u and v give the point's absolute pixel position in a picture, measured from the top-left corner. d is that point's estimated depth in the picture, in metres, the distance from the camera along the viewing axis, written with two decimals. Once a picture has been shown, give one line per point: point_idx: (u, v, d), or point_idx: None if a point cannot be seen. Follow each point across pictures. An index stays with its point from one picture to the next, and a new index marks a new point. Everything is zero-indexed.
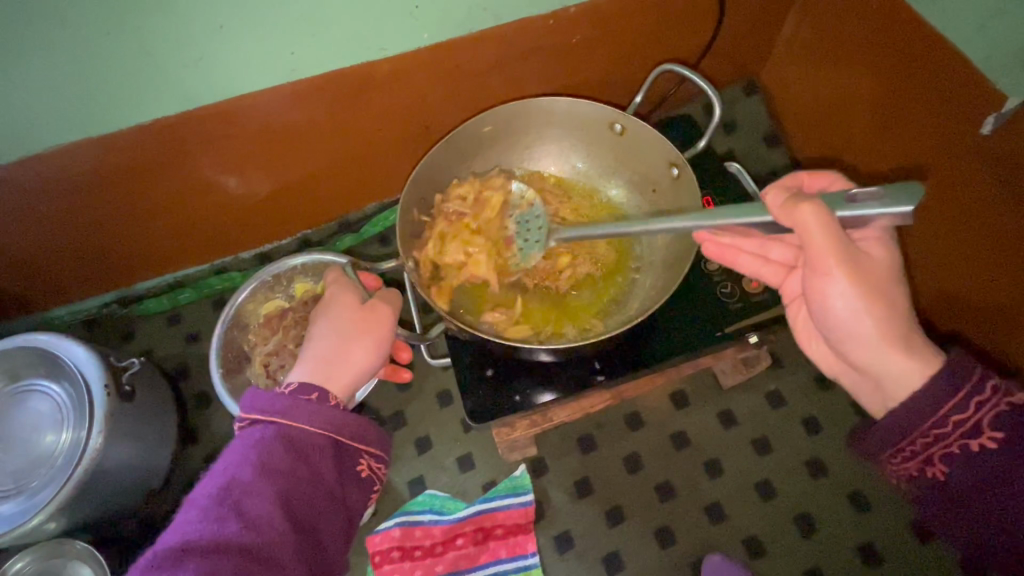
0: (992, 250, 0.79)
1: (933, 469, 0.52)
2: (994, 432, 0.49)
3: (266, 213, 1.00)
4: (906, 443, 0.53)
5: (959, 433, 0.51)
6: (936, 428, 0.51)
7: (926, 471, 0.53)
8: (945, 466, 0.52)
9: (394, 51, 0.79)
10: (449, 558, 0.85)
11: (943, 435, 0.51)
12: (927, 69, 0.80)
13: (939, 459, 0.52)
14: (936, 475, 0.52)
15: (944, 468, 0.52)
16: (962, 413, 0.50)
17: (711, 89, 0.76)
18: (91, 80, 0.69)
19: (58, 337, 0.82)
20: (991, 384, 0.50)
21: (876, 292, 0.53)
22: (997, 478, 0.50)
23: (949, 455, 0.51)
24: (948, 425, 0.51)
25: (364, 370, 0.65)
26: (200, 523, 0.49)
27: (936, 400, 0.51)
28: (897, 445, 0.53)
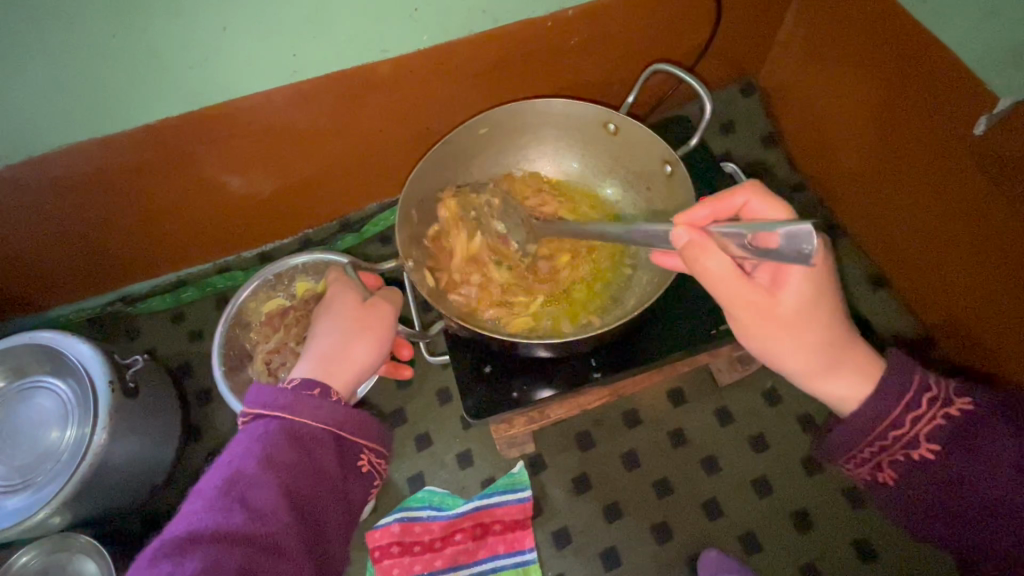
0: (984, 249, 0.81)
1: (883, 474, 0.54)
2: (933, 445, 0.52)
3: (268, 212, 1.01)
4: (860, 450, 0.54)
5: (901, 444, 0.53)
6: (882, 439, 0.53)
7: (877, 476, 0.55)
8: (895, 472, 0.54)
9: (395, 52, 0.81)
10: (449, 554, 0.86)
11: (886, 445, 0.53)
12: (921, 70, 0.81)
13: (887, 465, 0.54)
14: (886, 480, 0.54)
15: (893, 472, 0.54)
16: (903, 426, 0.52)
17: (702, 88, 0.77)
18: (97, 81, 0.70)
19: (64, 334, 0.83)
20: (927, 398, 0.52)
21: (796, 327, 0.54)
22: (943, 486, 0.52)
23: (898, 463, 0.53)
24: (889, 436, 0.53)
25: (365, 367, 0.66)
26: (206, 513, 0.50)
27: (878, 414, 0.53)
28: (848, 453, 0.55)
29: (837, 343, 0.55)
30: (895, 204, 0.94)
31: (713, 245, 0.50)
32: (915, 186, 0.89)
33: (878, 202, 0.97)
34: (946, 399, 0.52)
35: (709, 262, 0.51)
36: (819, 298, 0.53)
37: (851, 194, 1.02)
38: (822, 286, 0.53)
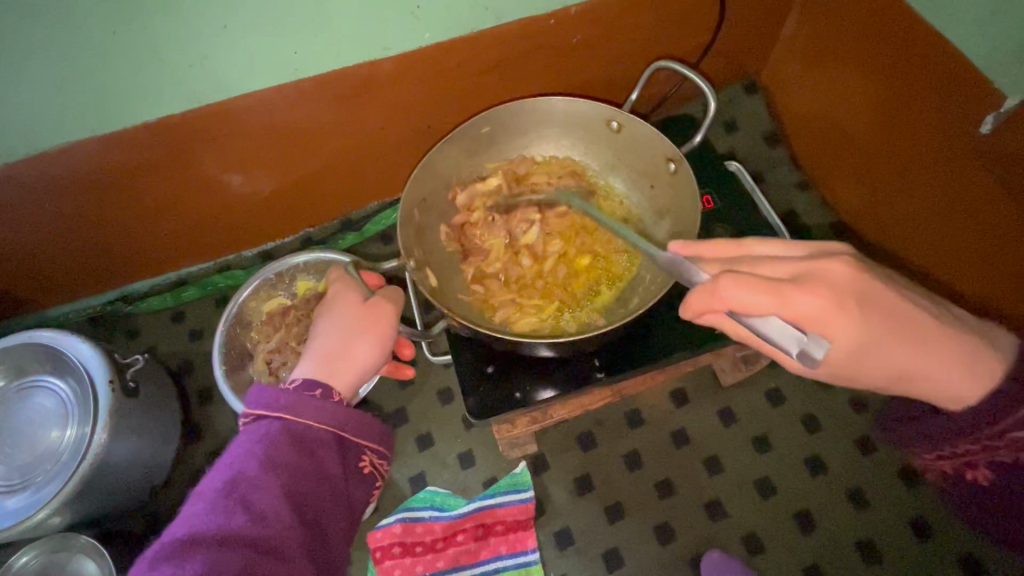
0: (988, 248, 0.81)
1: (976, 472, 0.53)
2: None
3: (268, 212, 1.01)
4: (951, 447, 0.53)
5: (1011, 446, 0.49)
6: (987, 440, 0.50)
7: (968, 473, 0.54)
8: (990, 473, 0.51)
9: (397, 51, 0.80)
10: (450, 554, 0.86)
11: (982, 447, 0.51)
12: (927, 69, 0.81)
13: (983, 465, 0.52)
14: (979, 479, 0.53)
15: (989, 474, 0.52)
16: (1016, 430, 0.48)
17: (706, 85, 0.77)
18: (98, 78, 0.69)
19: (65, 333, 0.83)
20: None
21: (864, 363, 0.49)
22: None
23: (996, 462, 0.51)
24: (998, 440, 0.49)
25: (367, 366, 0.66)
26: (207, 515, 0.49)
27: (986, 418, 0.49)
28: (944, 444, 0.54)
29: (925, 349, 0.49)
30: (899, 203, 0.93)
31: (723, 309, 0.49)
32: (920, 185, 0.88)
33: (882, 201, 0.97)
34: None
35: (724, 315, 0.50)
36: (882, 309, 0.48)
37: (854, 192, 1.02)
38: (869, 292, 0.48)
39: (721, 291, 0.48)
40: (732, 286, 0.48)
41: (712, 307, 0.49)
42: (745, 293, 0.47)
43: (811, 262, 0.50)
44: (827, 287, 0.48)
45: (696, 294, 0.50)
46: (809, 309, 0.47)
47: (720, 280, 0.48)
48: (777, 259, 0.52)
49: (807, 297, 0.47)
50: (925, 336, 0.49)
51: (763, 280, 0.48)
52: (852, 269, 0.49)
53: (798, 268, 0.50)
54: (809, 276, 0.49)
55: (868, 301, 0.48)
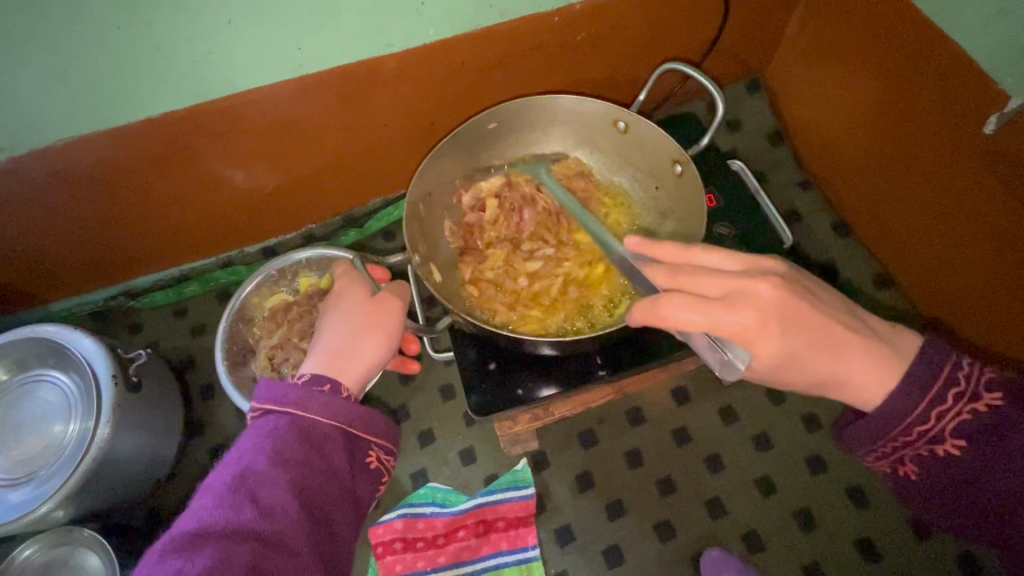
0: (990, 249, 0.81)
1: (904, 468, 0.52)
2: (959, 440, 0.49)
3: (271, 208, 1.01)
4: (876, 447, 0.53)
5: (925, 440, 0.50)
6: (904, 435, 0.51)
7: (899, 469, 0.53)
8: (916, 466, 0.51)
9: (400, 47, 0.80)
10: (452, 550, 0.86)
11: (902, 444, 0.51)
12: (932, 69, 0.80)
13: (909, 460, 0.51)
14: (908, 474, 0.52)
15: (915, 468, 0.51)
16: (926, 423, 0.49)
17: (714, 85, 0.77)
18: (101, 73, 0.69)
19: (68, 327, 0.83)
20: (956, 393, 0.49)
21: (786, 371, 0.52)
22: (966, 479, 0.49)
23: (922, 455, 0.50)
24: (916, 432, 0.50)
25: (374, 364, 0.66)
26: (216, 509, 0.50)
27: (904, 413, 0.50)
28: (869, 445, 0.53)
29: (839, 355, 0.51)
30: (903, 203, 0.93)
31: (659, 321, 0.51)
32: (923, 185, 0.88)
33: (885, 200, 0.96)
34: (973, 391, 0.48)
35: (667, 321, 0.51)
36: (793, 312, 0.50)
37: (857, 191, 1.02)
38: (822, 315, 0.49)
39: (659, 307, 0.50)
40: (667, 304, 0.50)
41: (653, 319, 0.52)
42: (679, 312, 0.50)
43: (744, 280, 0.50)
44: (753, 307, 0.49)
45: (639, 305, 0.52)
46: (740, 325, 0.50)
47: (661, 299, 0.50)
48: (722, 272, 0.52)
49: (735, 315, 0.49)
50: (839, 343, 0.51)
51: (700, 299, 0.50)
52: (779, 290, 0.50)
53: (734, 285, 0.51)
54: (737, 296, 0.50)
55: (789, 318, 0.50)
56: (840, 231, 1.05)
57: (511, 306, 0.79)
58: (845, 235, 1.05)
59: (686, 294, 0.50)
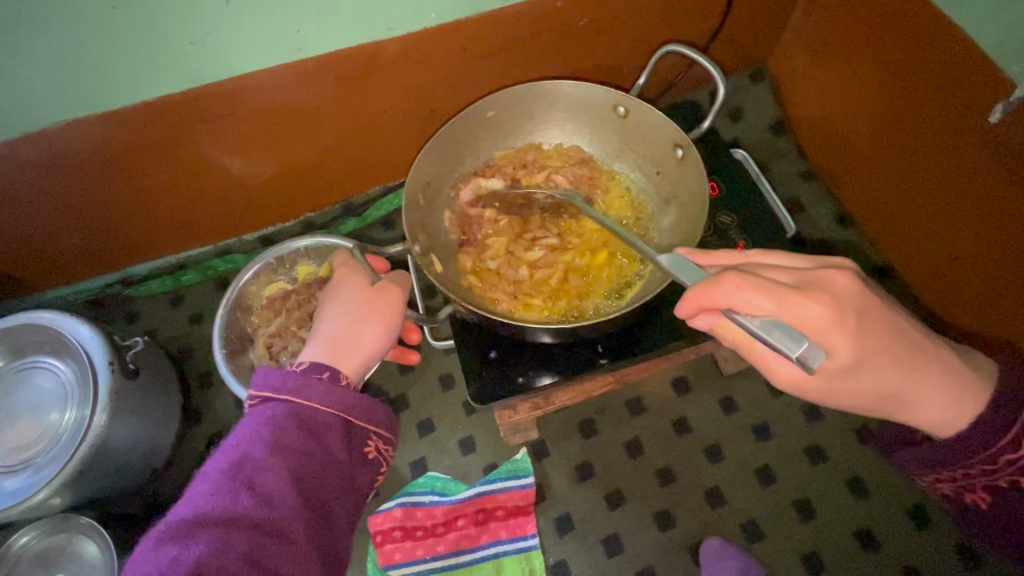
0: (998, 246, 0.80)
1: (976, 496, 0.55)
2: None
3: (269, 196, 1.00)
4: (949, 472, 0.55)
5: (1008, 471, 0.51)
6: (984, 464, 0.52)
7: (966, 496, 0.56)
8: (989, 495, 0.54)
9: (401, 31, 0.79)
10: (451, 539, 0.86)
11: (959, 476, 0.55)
12: (943, 58, 0.79)
13: (982, 489, 0.54)
14: (978, 500, 0.55)
15: (988, 495, 0.54)
16: (1013, 453, 0.50)
17: (716, 71, 0.75)
18: (96, 55, 0.68)
19: (64, 314, 0.82)
20: None
21: (862, 385, 0.50)
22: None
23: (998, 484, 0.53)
24: (995, 462, 0.52)
25: (374, 352, 0.65)
26: (213, 496, 0.49)
27: (979, 444, 0.51)
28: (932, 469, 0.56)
29: (916, 377, 0.50)
30: (908, 195, 0.93)
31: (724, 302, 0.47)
32: (929, 179, 0.88)
33: (889, 192, 0.96)
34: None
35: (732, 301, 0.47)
36: (863, 309, 0.48)
37: (860, 182, 1.01)
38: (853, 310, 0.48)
39: (723, 284, 0.46)
40: (734, 283, 0.46)
41: (709, 302, 0.48)
42: (747, 293, 0.46)
43: (819, 271, 0.49)
44: (832, 295, 0.47)
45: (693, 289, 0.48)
46: (813, 316, 0.47)
47: (723, 278, 0.47)
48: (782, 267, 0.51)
49: (812, 304, 0.47)
50: (913, 363, 0.50)
51: (765, 281, 0.47)
52: (852, 284, 0.49)
53: (804, 275, 0.50)
54: (816, 285, 0.48)
55: (868, 318, 0.48)
56: (842, 222, 1.05)
57: (514, 294, 0.78)
58: (847, 227, 1.04)
59: (754, 276, 0.47)
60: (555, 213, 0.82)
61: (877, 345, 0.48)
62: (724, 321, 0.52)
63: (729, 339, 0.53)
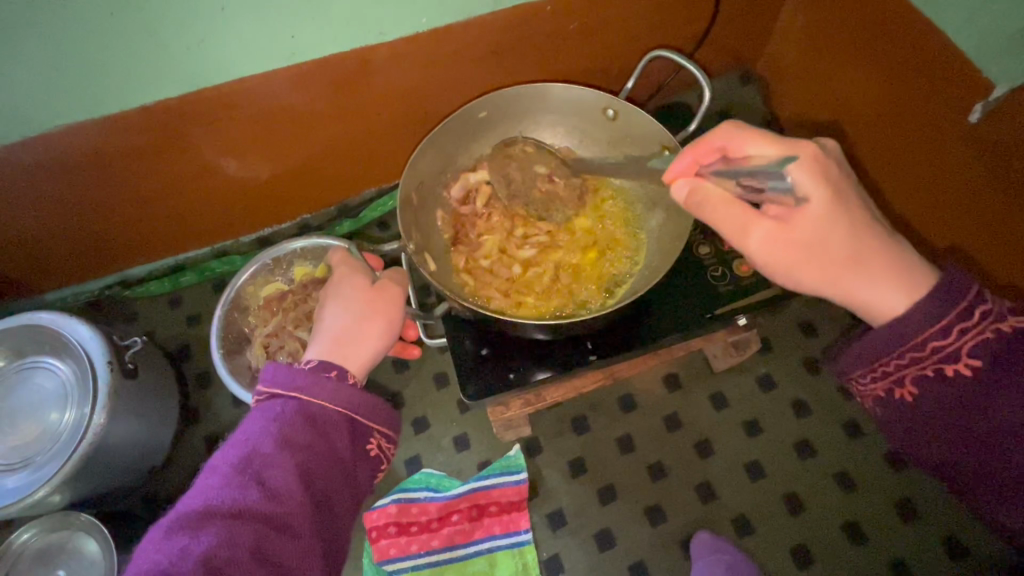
0: (994, 229, 0.81)
1: (903, 390, 0.50)
2: (973, 360, 0.47)
3: (265, 197, 1.02)
4: (880, 362, 0.50)
5: (935, 359, 0.48)
6: (912, 351, 0.48)
7: (896, 394, 0.51)
8: (916, 389, 0.49)
9: (393, 36, 0.81)
10: (445, 534, 0.87)
11: (886, 372, 0.50)
12: (923, 59, 0.81)
13: (909, 382, 0.50)
14: (904, 396, 0.50)
15: (915, 389, 0.49)
16: (944, 338, 0.47)
17: (702, 76, 0.77)
18: (95, 60, 0.70)
19: (64, 315, 0.84)
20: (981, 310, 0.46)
21: (815, 248, 0.52)
22: (965, 405, 0.48)
23: (923, 375, 0.49)
24: (923, 350, 0.48)
25: (378, 350, 0.67)
26: (222, 489, 0.51)
27: (912, 327, 0.48)
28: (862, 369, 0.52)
29: (862, 250, 0.52)
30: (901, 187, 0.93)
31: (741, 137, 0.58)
32: (919, 168, 0.89)
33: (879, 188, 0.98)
34: (996, 315, 0.46)
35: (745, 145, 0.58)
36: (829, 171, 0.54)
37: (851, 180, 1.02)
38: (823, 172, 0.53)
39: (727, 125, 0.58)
40: (734, 126, 0.58)
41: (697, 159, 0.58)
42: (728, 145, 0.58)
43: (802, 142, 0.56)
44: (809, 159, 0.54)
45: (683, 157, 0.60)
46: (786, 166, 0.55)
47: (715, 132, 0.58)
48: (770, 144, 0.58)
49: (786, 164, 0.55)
50: (861, 243, 0.52)
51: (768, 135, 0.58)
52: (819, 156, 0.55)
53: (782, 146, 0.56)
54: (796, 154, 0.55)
55: (838, 184, 0.53)
56: None
57: (507, 290, 0.80)
58: None
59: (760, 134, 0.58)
60: (546, 203, 0.84)
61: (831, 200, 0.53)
62: (701, 184, 0.55)
63: (711, 204, 0.55)
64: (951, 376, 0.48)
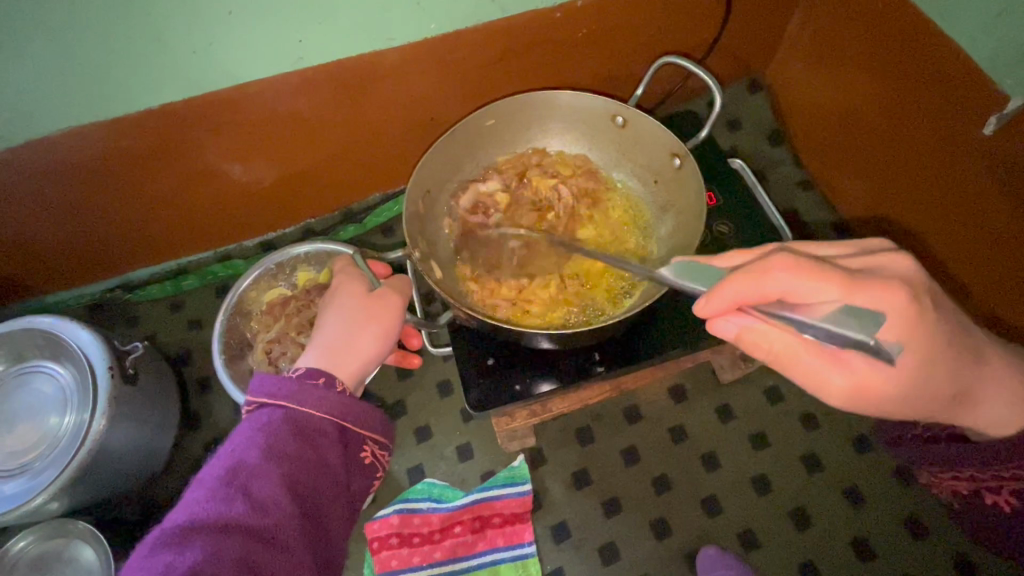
0: (993, 257, 0.81)
1: (999, 498, 0.54)
2: None
3: (268, 203, 1.01)
4: (976, 471, 0.54)
5: None
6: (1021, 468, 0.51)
7: (987, 496, 0.55)
8: (1013, 498, 0.53)
9: (401, 41, 0.80)
10: (447, 546, 0.86)
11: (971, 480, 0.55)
12: (936, 69, 0.80)
13: (1009, 491, 0.53)
14: (1000, 503, 0.54)
15: (1011, 498, 0.53)
16: None
17: (713, 83, 0.76)
18: (100, 63, 0.69)
19: (64, 319, 0.83)
20: None
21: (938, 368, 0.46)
22: None
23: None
24: None
25: (370, 359, 0.65)
26: (208, 502, 0.48)
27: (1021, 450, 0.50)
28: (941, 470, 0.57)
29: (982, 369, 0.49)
30: (903, 206, 0.93)
31: (774, 269, 0.44)
32: (923, 186, 0.88)
33: (883, 201, 0.97)
34: None
35: (809, 281, 0.43)
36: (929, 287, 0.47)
37: (857, 192, 1.02)
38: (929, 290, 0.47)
39: (772, 270, 0.44)
40: (787, 266, 0.44)
41: (756, 291, 0.44)
42: (795, 278, 0.43)
43: (879, 258, 0.48)
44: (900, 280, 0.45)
45: (735, 278, 0.45)
46: (876, 302, 0.43)
47: (768, 265, 0.44)
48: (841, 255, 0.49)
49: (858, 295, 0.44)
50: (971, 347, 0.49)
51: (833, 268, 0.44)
52: (921, 273, 0.47)
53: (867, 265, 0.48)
54: (876, 271, 0.47)
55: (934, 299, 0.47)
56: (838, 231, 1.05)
57: (514, 299, 0.78)
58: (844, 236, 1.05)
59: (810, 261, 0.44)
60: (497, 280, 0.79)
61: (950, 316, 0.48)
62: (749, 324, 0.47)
63: (761, 357, 0.48)
64: None
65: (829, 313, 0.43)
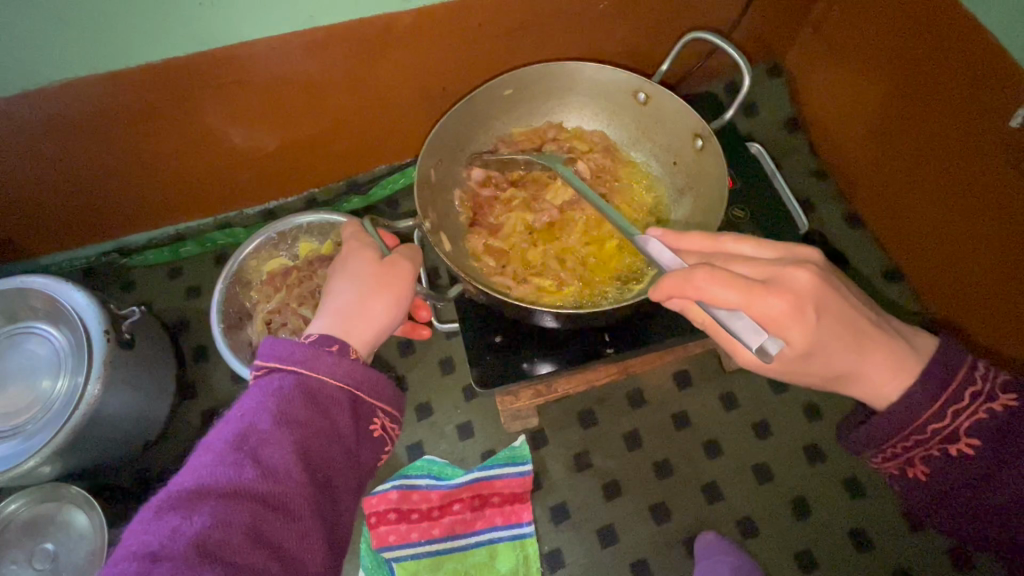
0: (1003, 253, 0.80)
1: (915, 469, 0.51)
2: (972, 440, 0.48)
3: (273, 169, 0.98)
4: (890, 446, 0.51)
5: (938, 439, 0.49)
6: (916, 433, 0.50)
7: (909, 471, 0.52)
8: (927, 467, 0.50)
9: (417, 4, 0.77)
10: (446, 523, 0.86)
11: (922, 439, 0.50)
12: (966, 59, 0.78)
13: (920, 461, 0.50)
14: (918, 475, 0.51)
15: (926, 468, 0.50)
16: (940, 422, 0.49)
17: (741, 60, 0.74)
18: (100, 13, 0.66)
19: (58, 280, 0.80)
20: (971, 394, 0.48)
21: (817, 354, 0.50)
22: (974, 480, 0.49)
23: (975, 424, 0.48)
24: (944, 419, 0.49)
25: (381, 329, 0.63)
26: (216, 467, 0.47)
27: (920, 407, 0.49)
28: (893, 440, 0.51)
29: (873, 351, 0.51)
30: (919, 197, 0.92)
31: (700, 281, 0.46)
32: (939, 178, 0.87)
33: (899, 192, 0.95)
34: (989, 393, 0.48)
35: (721, 293, 0.46)
36: (830, 293, 0.49)
37: (873, 183, 1.00)
38: (833, 283, 0.49)
39: (696, 280, 0.46)
40: (706, 279, 0.46)
41: (684, 294, 0.47)
42: (715, 288, 0.46)
43: (782, 268, 0.49)
44: (800, 287, 0.47)
45: (669, 277, 0.47)
46: (774, 311, 0.47)
47: (694, 271, 0.46)
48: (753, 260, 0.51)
49: (775, 300, 0.47)
50: (873, 335, 0.51)
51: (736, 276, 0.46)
52: (816, 281, 0.48)
53: (769, 272, 0.49)
54: (775, 281, 0.48)
55: (838, 294, 0.49)
56: (852, 222, 1.04)
57: (523, 277, 0.77)
58: (856, 228, 1.04)
59: (723, 271, 0.46)
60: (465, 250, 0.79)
61: (847, 311, 0.50)
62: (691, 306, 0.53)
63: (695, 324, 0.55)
64: (955, 453, 0.49)
65: (736, 316, 0.47)
